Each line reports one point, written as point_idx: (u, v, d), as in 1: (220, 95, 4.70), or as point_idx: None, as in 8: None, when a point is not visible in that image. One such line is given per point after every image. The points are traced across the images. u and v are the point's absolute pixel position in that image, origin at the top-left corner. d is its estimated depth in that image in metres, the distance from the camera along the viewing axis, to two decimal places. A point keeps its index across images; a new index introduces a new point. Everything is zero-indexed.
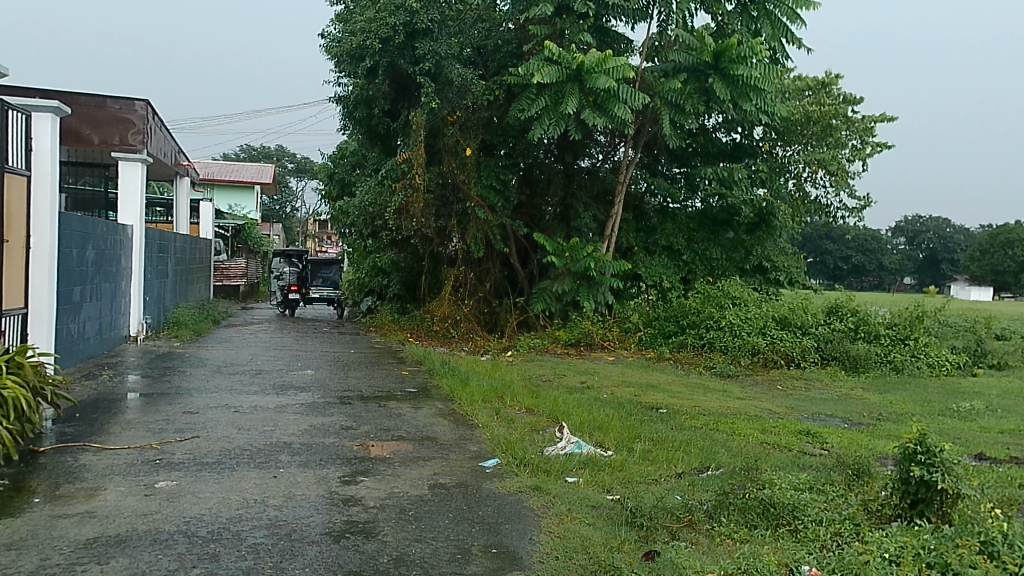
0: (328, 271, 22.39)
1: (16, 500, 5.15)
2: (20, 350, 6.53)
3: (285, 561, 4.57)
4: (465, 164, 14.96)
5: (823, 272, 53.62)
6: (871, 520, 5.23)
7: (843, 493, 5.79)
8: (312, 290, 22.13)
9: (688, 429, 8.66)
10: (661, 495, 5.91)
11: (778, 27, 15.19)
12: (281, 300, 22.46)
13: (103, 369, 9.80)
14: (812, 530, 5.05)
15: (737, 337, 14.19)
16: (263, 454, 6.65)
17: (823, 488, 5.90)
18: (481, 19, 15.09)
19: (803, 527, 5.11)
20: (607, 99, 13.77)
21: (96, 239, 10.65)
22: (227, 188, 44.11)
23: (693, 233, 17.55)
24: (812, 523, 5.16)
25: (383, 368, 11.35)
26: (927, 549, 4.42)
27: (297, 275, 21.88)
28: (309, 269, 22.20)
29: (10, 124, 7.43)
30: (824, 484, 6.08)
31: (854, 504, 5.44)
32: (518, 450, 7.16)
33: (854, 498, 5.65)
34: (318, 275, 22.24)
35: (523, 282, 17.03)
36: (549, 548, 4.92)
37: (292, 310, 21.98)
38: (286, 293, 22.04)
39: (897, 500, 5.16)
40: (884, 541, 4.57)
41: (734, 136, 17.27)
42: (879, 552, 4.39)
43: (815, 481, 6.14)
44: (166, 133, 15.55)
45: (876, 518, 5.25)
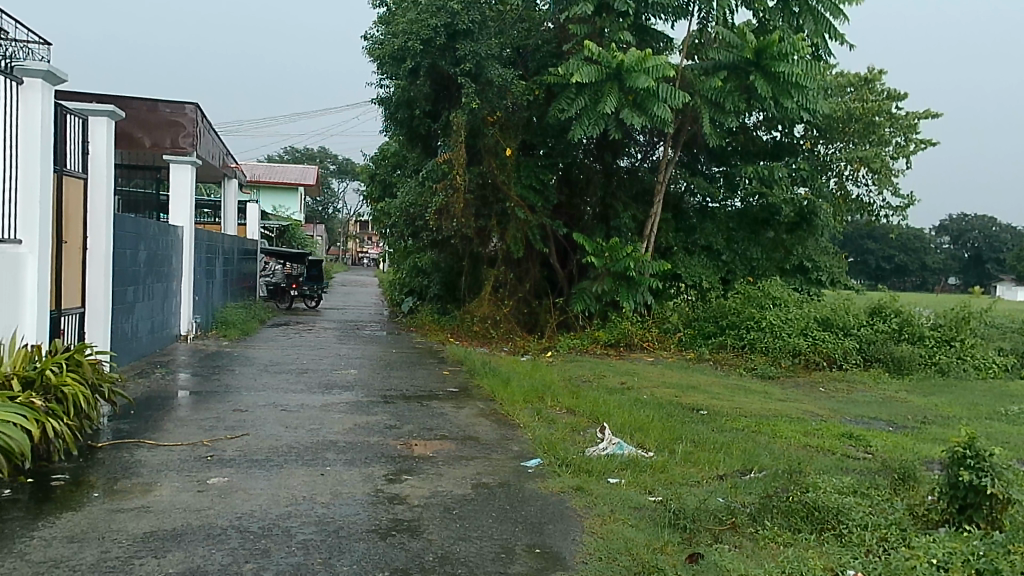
0: (317, 271, 23.70)
1: (76, 493, 5.27)
2: (80, 349, 6.57)
3: (334, 557, 4.63)
4: (505, 165, 15.01)
5: (864, 272, 52.58)
6: (917, 526, 5.13)
7: (888, 498, 5.70)
8: (305, 287, 23.25)
9: (729, 430, 8.58)
10: (703, 497, 5.86)
11: (821, 22, 14.97)
12: (270, 295, 23.30)
13: (156, 367, 10.00)
14: (858, 534, 4.98)
15: (778, 338, 13.99)
16: (311, 452, 6.73)
17: (869, 491, 5.82)
18: (521, 19, 15.14)
19: (848, 531, 5.03)
20: (646, 98, 13.68)
21: (147, 241, 10.86)
22: (273, 190, 44.98)
23: (732, 233, 17.31)
24: (857, 528, 5.08)
25: (424, 368, 11.40)
26: (977, 556, 4.31)
27: (295, 273, 22.95)
28: (302, 269, 23.57)
29: (68, 128, 7.61)
30: (869, 488, 5.97)
31: (899, 508, 5.36)
32: (559, 450, 7.15)
33: (900, 503, 5.56)
34: (310, 274, 23.72)
35: (563, 282, 16.97)
36: (591, 549, 4.91)
37: (286, 306, 22.95)
38: (280, 289, 23.05)
39: (945, 505, 5.04)
40: (932, 547, 4.48)
41: (775, 135, 17.11)
42: (927, 558, 4.32)
43: (859, 485, 6.03)
44: (215, 135, 15.77)
45: (922, 523, 5.15)
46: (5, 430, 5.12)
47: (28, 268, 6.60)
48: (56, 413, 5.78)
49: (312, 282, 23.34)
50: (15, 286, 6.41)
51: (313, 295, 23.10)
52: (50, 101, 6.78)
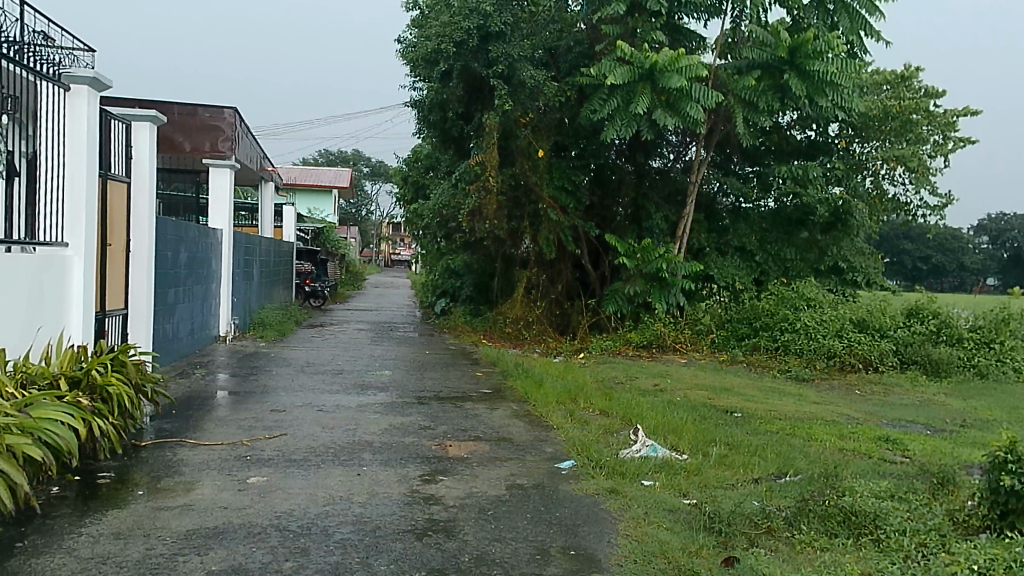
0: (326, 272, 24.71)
1: (121, 491, 5.38)
2: (124, 350, 6.70)
3: (371, 556, 4.66)
4: (537, 166, 15.03)
5: (900, 273, 51.67)
6: (958, 531, 5.02)
7: (927, 503, 5.59)
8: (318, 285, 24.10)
9: (764, 433, 8.47)
10: (739, 501, 5.80)
11: (857, 19, 14.71)
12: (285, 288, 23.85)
13: (197, 368, 10.17)
14: (895, 539, 4.89)
15: (813, 339, 13.80)
16: (347, 452, 6.80)
17: (907, 496, 5.71)
18: (555, 20, 15.06)
19: (886, 536, 4.94)
20: (679, 98, 13.60)
21: (188, 243, 11.04)
22: (308, 193, 45.53)
23: (766, 234, 17.07)
24: (895, 533, 4.99)
25: (458, 369, 11.45)
26: (1019, 563, 4.21)
27: (313, 270, 23.80)
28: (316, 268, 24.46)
29: (112, 133, 7.75)
30: (907, 492, 5.87)
31: (939, 514, 5.26)
32: (593, 451, 7.13)
33: (939, 508, 5.46)
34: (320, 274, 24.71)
35: (595, 284, 16.92)
36: (627, 552, 4.88)
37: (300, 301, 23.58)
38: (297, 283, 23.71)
39: (985, 510, 4.95)
40: (974, 552, 4.40)
41: (809, 134, 16.88)
42: (967, 564, 4.24)
43: (897, 489, 5.93)
44: (252, 139, 16.01)
45: (963, 529, 5.05)
46: (52, 429, 4.99)
47: (74, 271, 6.74)
48: (102, 412, 5.89)
49: (325, 282, 24.26)
50: (61, 288, 6.55)
51: (324, 295, 24.02)
52: (96, 106, 6.91)
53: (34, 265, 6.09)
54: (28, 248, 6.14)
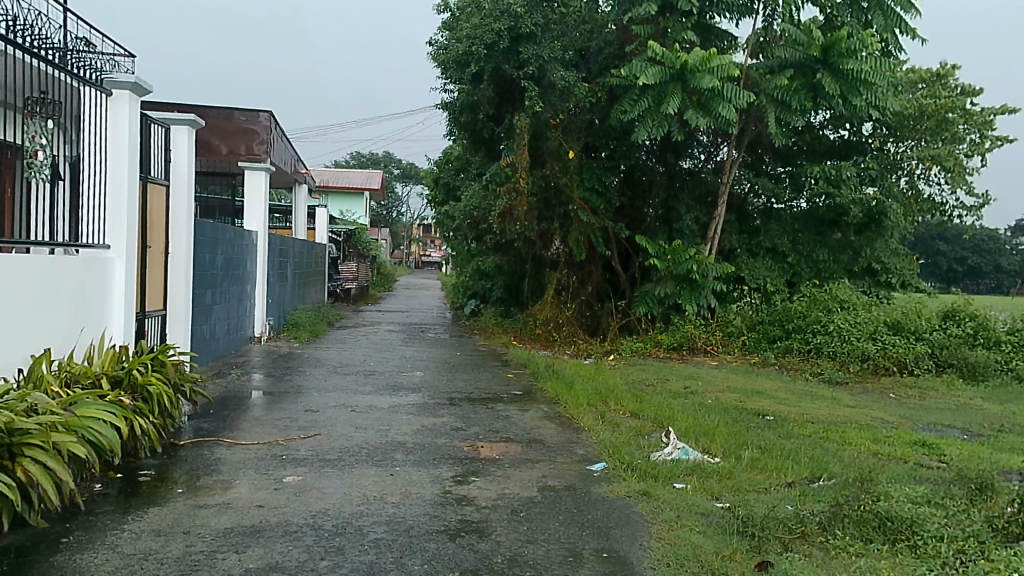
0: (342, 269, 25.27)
1: (161, 488, 5.47)
2: (164, 350, 6.80)
3: (405, 556, 4.68)
4: (567, 167, 15.02)
5: (935, 275, 50.79)
6: (997, 539, 4.92)
7: (964, 509, 5.47)
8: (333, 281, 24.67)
9: (797, 437, 8.37)
10: (772, 505, 5.74)
11: (892, 18, 14.51)
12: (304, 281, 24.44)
13: (232, 368, 10.32)
14: (933, 546, 4.80)
15: (846, 342, 13.58)
16: (380, 452, 6.85)
17: (944, 501, 5.60)
18: (584, 22, 15.14)
19: (923, 543, 4.85)
20: (711, 98, 13.51)
21: (224, 245, 11.19)
22: (341, 196, 45.98)
23: (798, 235, 16.86)
24: (933, 540, 4.89)
25: (489, 371, 11.48)
26: None
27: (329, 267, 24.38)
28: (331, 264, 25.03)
29: (151, 136, 7.89)
30: (944, 498, 5.75)
31: (977, 520, 5.15)
32: (624, 454, 7.08)
33: (977, 514, 5.34)
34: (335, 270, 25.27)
35: (625, 286, 16.85)
36: (659, 554, 4.86)
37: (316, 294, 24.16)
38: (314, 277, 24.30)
39: None
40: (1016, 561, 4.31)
41: (843, 133, 16.52)
42: None
43: (934, 494, 5.82)
44: (287, 142, 16.20)
45: (1002, 537, 4.96)
46: (96, 428, 5.08)
47: (115, 272, 6.88)
48: (143, 411, 5.99)
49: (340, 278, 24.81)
50: (104, 288, 6.69)
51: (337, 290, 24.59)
52: (136, 110, 7.05)
53: (77, 266, 6.23)
54: (71, 250, 6.28)
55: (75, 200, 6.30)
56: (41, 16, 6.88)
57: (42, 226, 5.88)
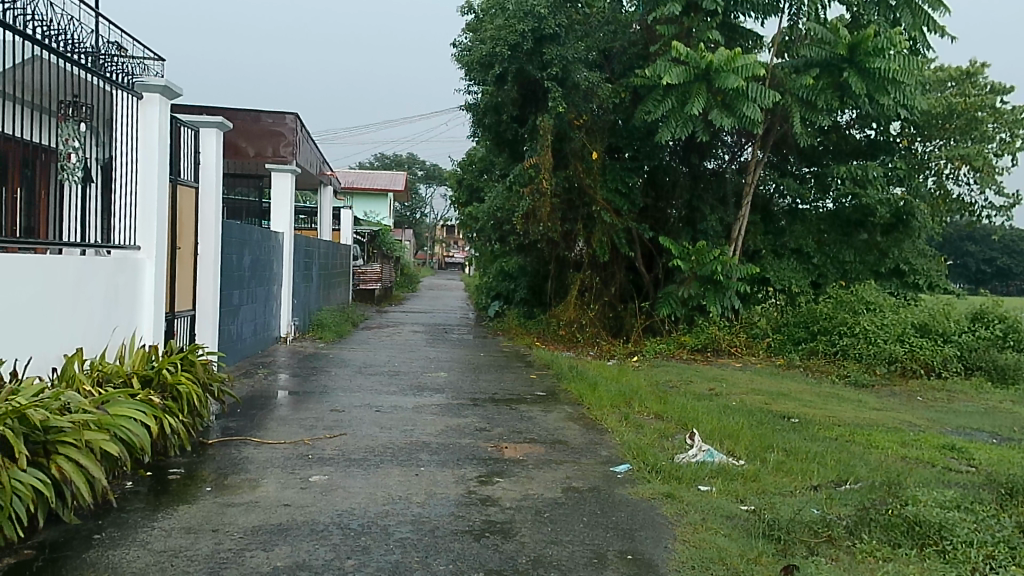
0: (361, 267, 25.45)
1: (191, 487, 5.54)
2: (193, 350, 6.89)
3: (430, 556, 4.70)
4: (591, 168, 15.00)
5: (963, 276, 50.02)
6: None
7: (995, 514, 5.37)
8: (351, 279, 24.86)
9: (822, 439, 8.29)
10: (798, 508, 5.69)
11: (920, 15, 14.30)
12: None
13: (259, 367, 10.42)
14: (962, 551, 4.73)
15: (873, 344, 13.41)
16: (405, 452, 6.88)
17: (973, 506, 5.51)
18: (608, 22, 15.02)
19: (952, 548, 4.78)
20: (735, 98, 13.41)
21: (252, 246, 11.31)
22: (365, 197, 46.28)
23: (824, 236, 16.69)
24: (962, 545, 4.82)
25: (512, 371, 11.49)
26: None
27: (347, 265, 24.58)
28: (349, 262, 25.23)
29: (181, 139, 8.00)
30: (973, 503, 5.65)
31: (1008, 526, 5.06)
32: (648, 455, 7.05)
33: (1008, 520, 5.25)
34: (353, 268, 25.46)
35: (648, 287, 16.78)
36: (684, 557, 4.83)
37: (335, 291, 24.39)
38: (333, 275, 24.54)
39: None
40: None
41: (868, 133, 16.34)
42: None
43: (963, 499, 5.73)
44: (313, 144, 16.34)
45: None
46: (128, 427, 5.16)
47: (145, 272, 6.98)
48: (173, 410, 6.08)
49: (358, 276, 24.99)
50: (134, 289, 6.79)
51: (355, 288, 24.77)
52: (166, 114, 7.15)
53: (109, 268, 6.33)
54: (102, 252, 6.38)
55: (106, 202, 6.40)
56: (74, 22, 7.02)
57: (75, 228, 5.99)
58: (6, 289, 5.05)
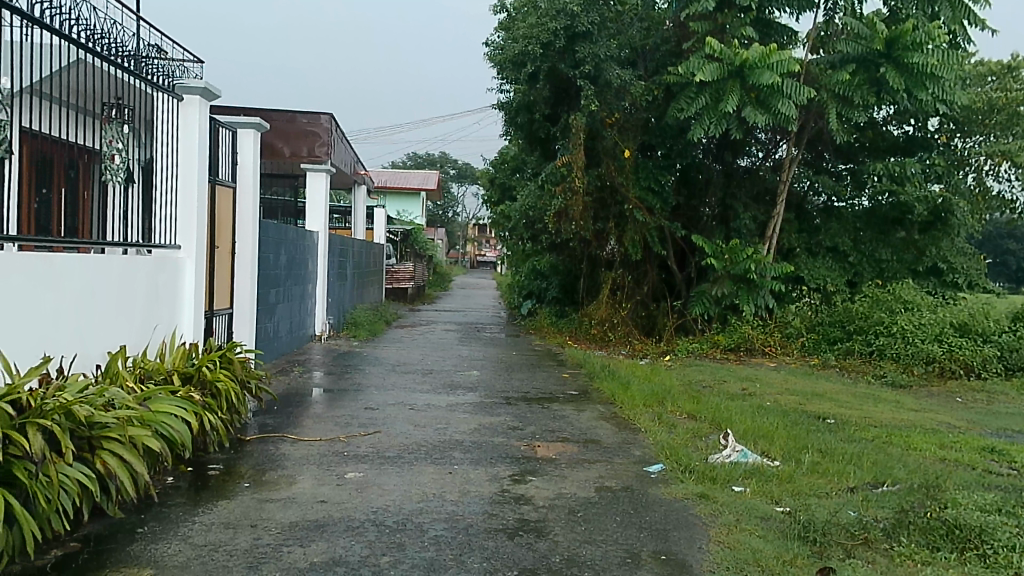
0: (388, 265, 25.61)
1: (229, 482, 5.62)
2: (231, 348, 6.99)
3: (465, 554, 4.71)
4: (624, 166, 14.93)
5: (1004, 276, 48.85)
6: None
7: None
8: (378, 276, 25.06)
9: (858, 441, 8.16)
10: (834, 510, 5.61)
11: (960, 8, 14.01)
12: None
13: (295, 366, 10.54)
14: (1004, 555, 4.61)
15: (910, 344, 13.16)
16: (439, 450, 6.91)
17: (1016, 510, 5.37)
18: (641, 19, 15.02)
19: (994, 552, 4.66)
20: (770, 94, 13.23)
21: (287, 246, 11.43)
22: (397, 196, 46.58)
23: (860, 234, 16.39)
24: (1004, 549, 4.69)
25: (544, 370, 11.49)
26: None
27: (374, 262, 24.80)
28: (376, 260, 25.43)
29: (219, 140, 8.12)
30: (1016, 507, 5.51)
31: None
32: (682, 455, 6.99)
33: None
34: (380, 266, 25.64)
35: (681, 286, 16.65)
36: (719, 558, 4.78)
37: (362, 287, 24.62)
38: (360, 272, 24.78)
39: None
40: None
41: (906, 129, 16.13)
42: None
43: (1005, 503, 5.59)
44: (347, 144, 16.50)
45: None
46: (169, 422, 5.25)
47: (185, 271, 7.09)
48: (212, 406, 6.18)
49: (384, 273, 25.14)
50: (175, 288, 6.92)
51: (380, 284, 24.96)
52: (206, 115, 7.27)
53: (150, 267, 6.45)
54: (144, 251, 6.51)
55: (147, 202, 6.53)
56: (115, 25, 7.14)
57: (117, 228, 6.11)
58: (50, 288, 5.16)
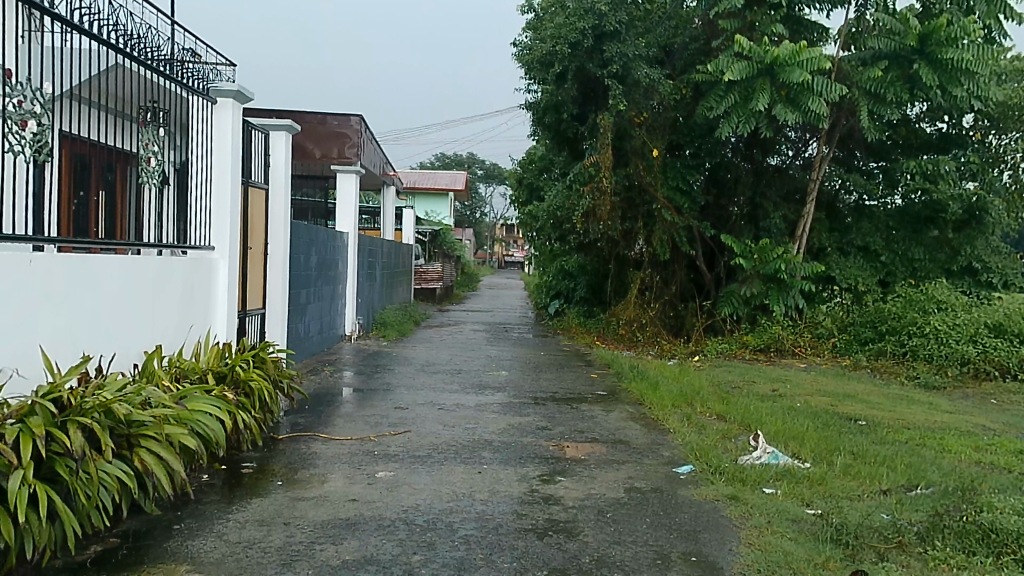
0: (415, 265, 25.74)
1: (262, 480, 5.69)
2: (264, 347, 7.07)
3: (495, 553, 4.72)
4: (652, 166, 14.86)
5: None
6: None
7: None
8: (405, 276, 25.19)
9: (892, 443, 8.04)
10: (867, 513, 5.53)
11: (995, 2, 13.66)
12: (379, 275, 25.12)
13: (325, 365, 10.64)
14: None
15: (944, 344, 12.92)
16: (468, 450, 6.93)
17: None
18: (670, 18, 14.88)
19: None
20: (801, 92, 13.07)
21: (318, 246, 11.54)
22: (425, 197, 46.80)
23: (892, 233, 16.13)
24: None
25: (573, 370, 11.48)
26: None
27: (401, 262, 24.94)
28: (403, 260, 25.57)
29: (252, 142, 8.21)
30: None
31: None
32: (712, 457, 6.94)
33: None
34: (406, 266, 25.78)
35: (710, 285, 16.53)
36: (750, 560, 4.74)
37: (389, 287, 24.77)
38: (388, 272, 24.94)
39: None
40: None
41: (940, 126, 15.78)
42: None
43: None
44: (376, 146, 16.61)
45: None
46: (204, 420, 5.33)
47: (219, 272, 7.19)
48: (245, 406, 6.26)
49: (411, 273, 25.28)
50: (209, 287, 7.02)
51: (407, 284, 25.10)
52: (239, 118, 7.36)
53: (185, 267, 6.54)
54: (179, 252, 6.61)
55: (182, 203, 6.63)
56: (151, 29, 7.23)
57: (152, 230, 6.21)
58: (89, 288, 5.25)
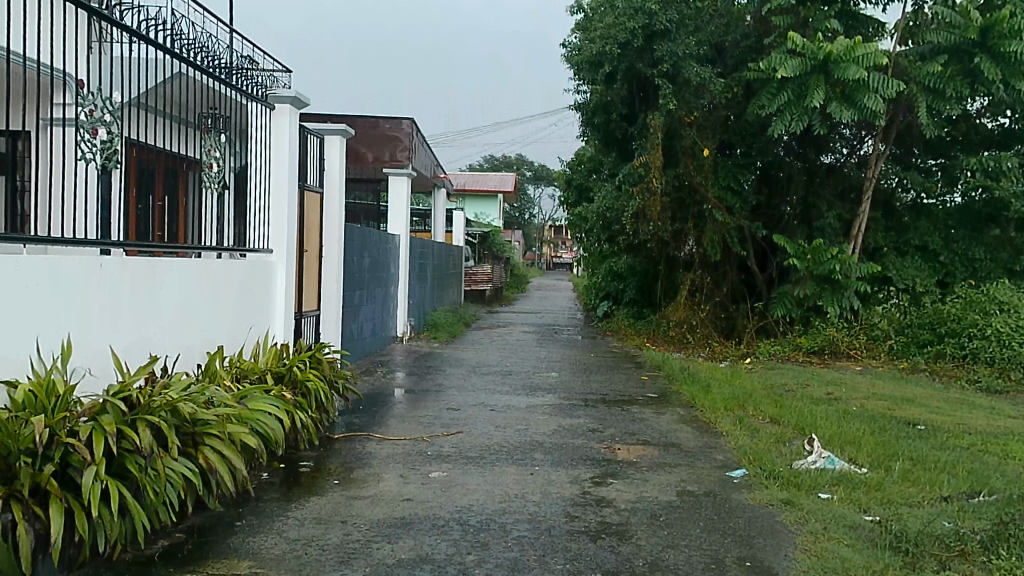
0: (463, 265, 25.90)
1: (319, 479, 5.78)
2: (320, 349, 7.20)
3: (547, 554, 4.73)
4: (703, 166, 14.67)
5: None
6: None
7: None
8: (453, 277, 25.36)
9: (952, 449, 7.79)
10: (927, 520, 5.38)
11: None
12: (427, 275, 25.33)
13: (378, 366, 10.79)
14: None
15: (1007, 347, 12.49)
16: (520, 451, 6.94)
17: None
18: (721, 14, 14.64)
19: None
20: (856, 89, 12.79)
21: (371, 248, 11.70)
22: (474, 198, 47.03)
23: (951, 232, 15.66)
24: None
25: (622, 372, 11.42)
26: None
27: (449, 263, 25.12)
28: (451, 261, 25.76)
29: (308, 147, 8.39)
30: None
31: None
32: (765, 461, 6.82)
33: None
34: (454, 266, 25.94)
35: (762, 286, 16.28)
36: (806, 566, 4.65)
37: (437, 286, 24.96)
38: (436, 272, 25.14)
39: None
40: None
41: (1002, 121, 15.21)
42: None
43: None
44: (427, 148, 16.82)
45: None
46: (263, 420, 5.45)
47: (276, 274, 7.35)
48: (302, 406, 6.39)
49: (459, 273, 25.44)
50: (267, 289, 7.17)
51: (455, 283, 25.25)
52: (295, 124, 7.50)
53: (244, 270, 6.70)
54: (238, 255, 6.76)
55: (241, 208, 6.79)
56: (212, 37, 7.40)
57: (213, 233, 6.37)
58: (153, 291, 5.41)
